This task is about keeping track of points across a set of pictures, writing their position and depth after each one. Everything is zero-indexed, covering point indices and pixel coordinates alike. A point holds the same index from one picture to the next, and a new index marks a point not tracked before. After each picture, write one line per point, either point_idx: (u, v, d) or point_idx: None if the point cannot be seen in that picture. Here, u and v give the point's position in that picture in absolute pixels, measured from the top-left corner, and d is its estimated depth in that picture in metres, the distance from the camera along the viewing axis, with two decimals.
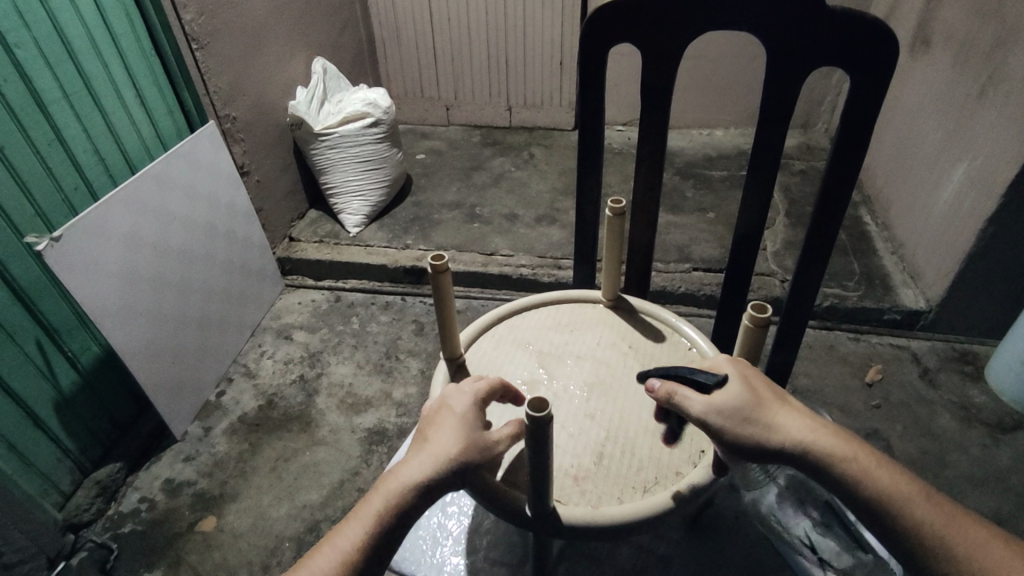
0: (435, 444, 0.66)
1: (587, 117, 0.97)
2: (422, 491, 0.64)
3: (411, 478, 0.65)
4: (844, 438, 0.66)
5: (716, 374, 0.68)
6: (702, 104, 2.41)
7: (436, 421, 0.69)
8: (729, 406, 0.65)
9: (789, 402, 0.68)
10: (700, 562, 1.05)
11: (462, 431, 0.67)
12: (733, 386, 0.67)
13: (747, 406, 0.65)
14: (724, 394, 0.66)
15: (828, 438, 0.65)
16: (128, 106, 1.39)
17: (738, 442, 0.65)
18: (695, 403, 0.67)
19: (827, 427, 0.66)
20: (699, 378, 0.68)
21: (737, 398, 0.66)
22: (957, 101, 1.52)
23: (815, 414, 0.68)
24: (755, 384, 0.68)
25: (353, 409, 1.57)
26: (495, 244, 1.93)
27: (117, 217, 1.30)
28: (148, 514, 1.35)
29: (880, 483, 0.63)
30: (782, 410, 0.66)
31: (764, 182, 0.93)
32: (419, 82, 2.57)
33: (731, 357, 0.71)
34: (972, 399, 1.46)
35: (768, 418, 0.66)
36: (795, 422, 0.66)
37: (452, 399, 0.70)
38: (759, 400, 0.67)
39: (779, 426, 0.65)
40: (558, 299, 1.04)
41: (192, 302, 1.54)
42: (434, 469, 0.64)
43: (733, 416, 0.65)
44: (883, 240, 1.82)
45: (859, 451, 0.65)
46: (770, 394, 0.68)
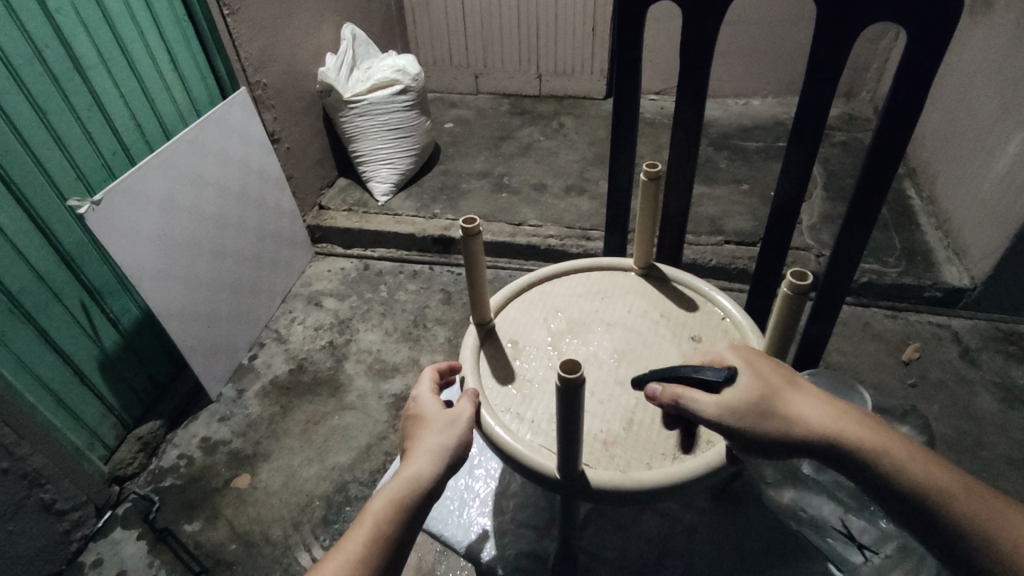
0: (422, 441, 0.70)
1: (623, 80, 0.94)
2: (431, 474, 0.68)
3: (411, 472, 0.67)
4: (870, 427, 0.64)
5: (720, 369, 0.66)
6: (739, 71, 2.32)
7: (412, 428, 0.73)
8: (741, 403, 0.64)
9: (805, 386, 0.67)
10: (727, 531, 1.04)
11: (437, 418, 0.72)
12: (741, 380, 0.65)
13: (762, 400, 0.64)
14: (735, 392, 0.65)
15: (855, 427, 0.63)
16: (162, 73, 1.40)
17: (759, 440, 0.64)
18: (706, 403, 0.64)
19: (851, 415, 0.64)
20: (706, 374, 0.66)
21: (748, 393, 0.64)
22: (1017, 67, 1.43)
23: (836, 401, 0.66)
24: (765, 372, 0.66)
25: (381, 375, 1.60)
26: (523, 215, 1.91)
27: (153, 182, 1.32)
28: (187, 469, 1.41)
29: (918, 464, 0.62)
30: (799, 400, 0.65)
31: (808, 150, 0.89)
32: (449, 49, 2.53)
33: (735, 346, 0.69)
34: (1015, 380, 1.41)
35: (788, 407, 0.64)
36: (816, 410, 0.64)
37: (414, 405, 0.75)
38: (772, 389, 0.65)
39: (801, 415, 0.64)
40: (589, 267, 1.03)
41: (225, 267, 1.57)
42: (433, 453, 0.69)
43: (748, 413, 0.63)
44: (927, 215, 1.75)
45: (887, 442, 0.63)
46: (783, 381, 0.66)
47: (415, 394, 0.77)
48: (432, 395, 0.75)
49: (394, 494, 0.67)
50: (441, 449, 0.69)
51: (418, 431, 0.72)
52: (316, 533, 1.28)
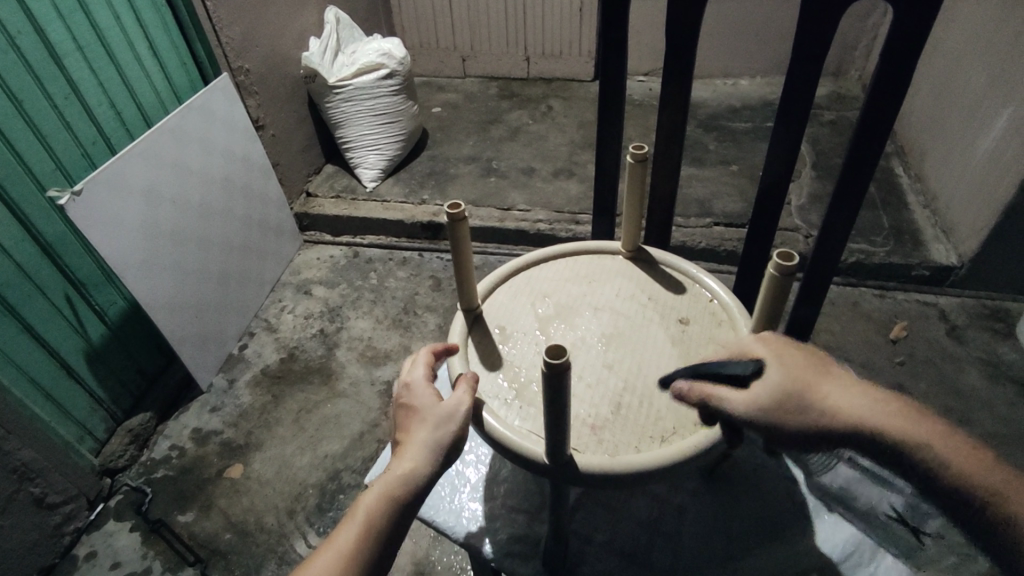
0: (416, 435, 0.70)
1: (609, 60, 0.92)
2: (424, 470, 0.67)
3: (398, 470, 0.67)
4: (905, 414, 0.64)
5: (751, 363, 0.65)
6: (728, 51, 2.30)
7: (406, 419, 0.72)
8: (775, 400, 0.63)
9: (837, 374, 0.66)
10: (716, 512, 1.05)
11: (430, 413, 0.71)
12: (773, 374, 0.64)
13: (796, 396, 0.63)
14: (768, 388, 0.64)
15: (890, 416, 0.63)
16: (140, 59, 1.37)
17: (796, 436, 0.64)
18: (737, 401, 0.64)
19: (886, 404, 0.64)
20: (737, 370, 0.65)
21: (781, 389, 0.63)
22: (1005, 43, 1.42)
23: (870, 388, 0.66)
24: (797, 363, 0.65)
25: (373, 362, 1.60)
26: (512, 200, 1.90)
27: (135, 171, 1.30)
28: (178, 460, 1.40)
29: (951, 453, 0.63)
30: (833, 392, 0.64)
31: (796, 129, 0.88)
32: (435, 32, 2.49)
33: (764, 339, 0.68)
34: (1001, 356, 1.43)
35: (822, 399, 0.63)
36: (851, 400, 0.63)
37: (406, 394, 0.74)
38: (803, 381, 0.64)
39: (836, 406, 0.63)
40: (577, 251, 1.03)
41: (212, 257, 1.56)
42: (427, 448, 0.68)
43: (783, 410, 0.63)
44: (916, 194, 1.75)
45: (921, 431, 0.63)
46: (817, 371, 0.65)
47: (406, 381, 0.75)
48: (423, 383, 0.74)
49: (385, 490, 0.67)
50: (435, 445, 0.69)
51: (408, 424, 0.71)
52: (311, 521, 1.28)
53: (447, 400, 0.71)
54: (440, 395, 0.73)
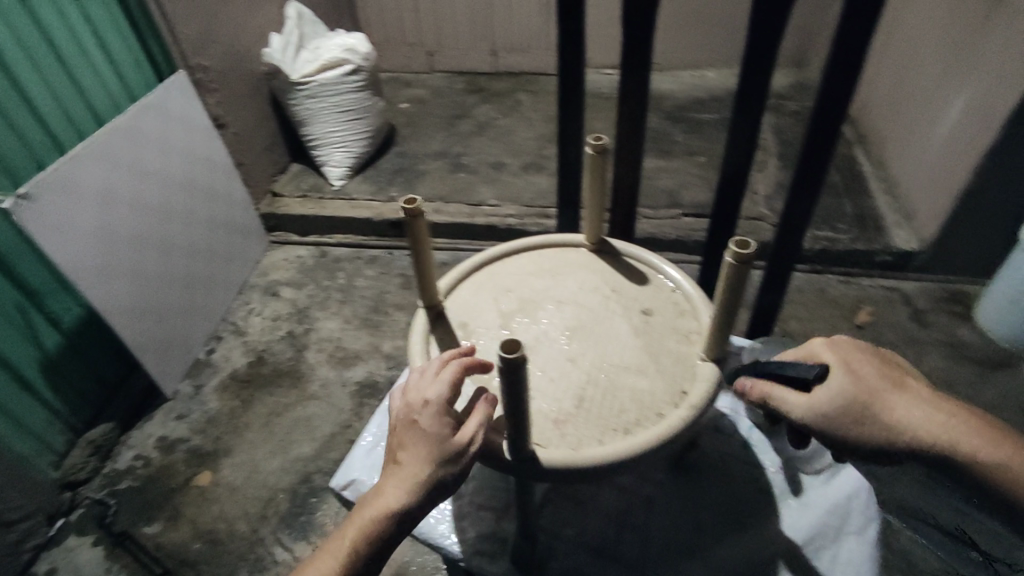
0: (411, 468, 0.65)
1: (568, 51, 0.91)
2: (411, 509, 0.64)
3: (390, 504, 0.64)
4: (969, 425, 0.66)
5: (815, 366, 0.69)
6: (693, 43, 2.31)
7: (407, 441, 0.66)
8: (834, 405, 0.67)
9: (902, 384, 0.69)
10: (684, 501, 1.06)
11: (432, 447, 0.65)
12: (835, 379, 0.68)
13: (856, 402, 0.67)
14: (828, 393, 0.68)
15: (952, 428, 0.65)
16: (91, 58, 1.32)
17: (853, 440, 0.68)
18: (797, 403, 0.69)
19: (950, 417, 0.66)
20: (799, 372, 0.69)
21: (841, 396, 0.67)
22: (959, 31, 1.45)
23: (936, 399, 0.68)
24: (862, 370, 0.68)
25: (343, 363, 1.57)
26: (481, 195, 1.89)
27: (89, 173, 1.26)
28: (144, 470, 1.36)
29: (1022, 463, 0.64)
30: (895, 401, 0.67)
31: (753, 118, 0.89)
32: (400, 27, 2.46)
33: (829, 343, 0.71)
34: (960, 338, 1.47)
35: (881, 407, 0.67)
36: (912, 412, 0.66)
37: (417, 412, 0.67)
38: (865, 389, 0.67)
39: (894, 415, 0.67)
40: (540, 244, 1.02)
41: (175, 260, 1.51)
42: (417, 486, 0.64)
43: (840, 414, 0.67)
44: (877, 181, 1.78)
45: (985, 442, 0.65)
46: (881, 379, 0.68)
47: (418, 395, 0.68)
48: (436, 407, 0.66)
49: (371, 521, 0.64)
50: (426, 484, 0.64)
51: (409, 449, 0.66)
52: (282, 526, 1.26)
53: (459, 437, 0.66)
54: (452, 424, 0.67)
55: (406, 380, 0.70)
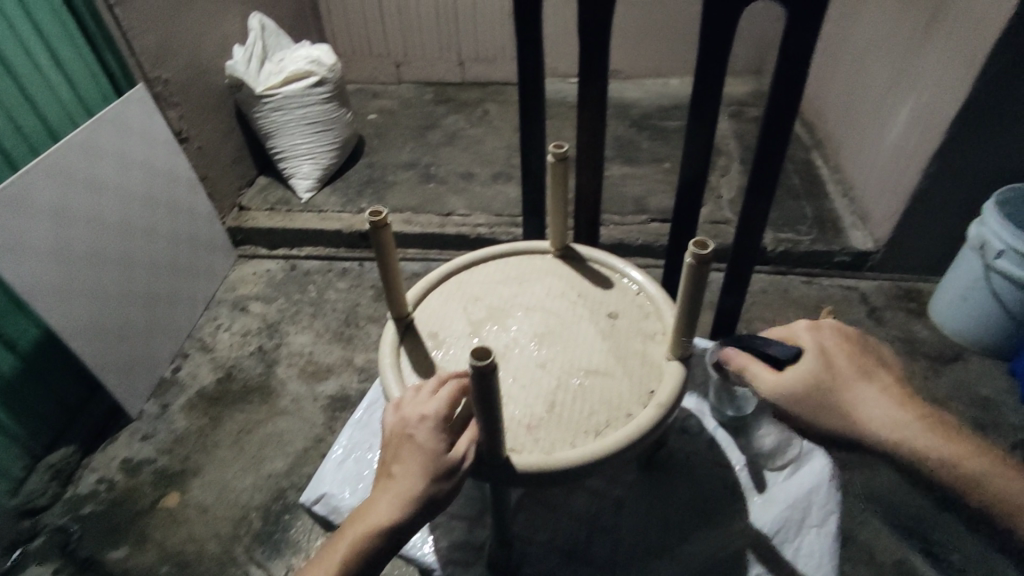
0: (403, 483, 0.65)
1: (528, 63, 0.93)
2: (403, 522, 0.65)
3: (380, 518, 0.65)
4: (927, 426, 0.70)
5: (792, 350, 0.75)
6: (657, 52, 2.37)
7: (401, 455, 0.66)
8: (804, 384, 0.73)
9: (872, 379, 0.73)
10: (654, 500, 1.07)
11: (426, 463, 0.65)
12: (809, 364, 0.73)
13: (824, 384, 0.72)
14: (801, 374, 0.74)
15: (911, 428, 0.69)
16: (42, 70, 1.28)
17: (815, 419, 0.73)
18: (765, 379, 0.75)
19: (910, 418, 0.70)
20: (775, 353, 0.75)
21: (813, 374, 0.73)
22: (904, 41, 1.53)
23: (903, 398, 0.72)
24: (835, 361, 0.74)
25: (314, 377, 1.55)
26: (451, 205, 1.89)
27: (42, 189, 1.23)
28: (108, 494, 1.32)
29: (965, 462, 0.69)
30: (862, 389, 0.72)
31: (708, 125, 0.92)
32: (366, 38, 2.46)
33: (810, 330, 0.77)
34: (916, 334, 1.52)
35: (847, 398, 0.72)
36: (875, 408, 0.71)
37: (412, 427, 0.67)
38: (835, 378, 0.73)
39: (858, 408, 0.71)
40: (507, 252, 1.03)
41: (137, 276, 1.48)
42: (408, 501, 0.64)
43: (808, 393, 0.73)
44: (835, 184, 1.85)
45: (938, 442, 0.69)
46: (852, 368, 0.73)
47: (414, 411, 0.68)
48: (430, 424, 0.66)
49: (364, 533, 0.65)
50: (417, 500, 0.64)
51: (401, 463, 0.66)
52: (254, 545, 1.23)
53: (451, 454, 0.66)
54: (446, 441, 0.67)
55: (402, 395, 0.71)
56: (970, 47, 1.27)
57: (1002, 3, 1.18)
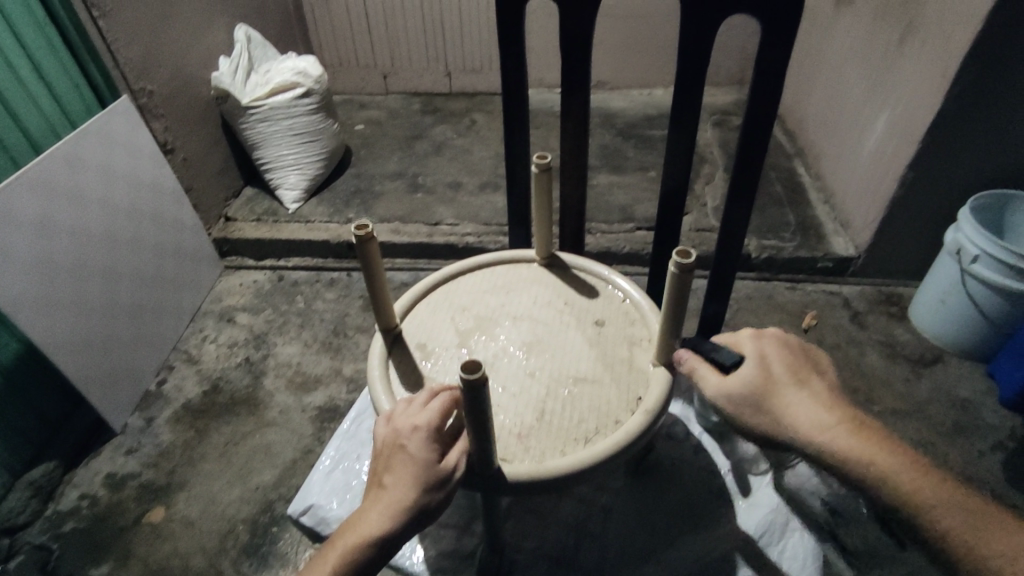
0: (395, 492, 0.64)
1: (511, 75, 0.94)
2: (394, 532, 0.64)
3: (372, 529, 0.64)
4: (856, 432, 0.69)
5: (734, 355, 0.75)
6: (641, 63, 2.40)
7: (394, 465, 0.66)
8: (739, 389, 0.73)
9: (807, 385, 0.73)
10: (643, 505, 1.08)
11: (418, 472, 0.65)
12: (748, 369, 0.74)
13: (759, 390, 0.73)
14: (737, 378, 0.74)
15: (838, 433, 0.69)
16: (25, 82, 1.28)
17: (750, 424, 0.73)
18: (711, 383, 0.76)
19: (838, 423, 0.69)
20: (719, 357, 0.76)
21: (748, 380, 0.73)
22: (879, 52, 1.56)
23: (835, 406, 0.71)
24: (773, 366, 0.74)
25: (302, 388, 1.54)
26: (439, 214, 1.90)
27: (24, 202, 1.22)
28: (90, 510, 1.30)
29: (896, 469, 0.67)
30: (794, 397, 0.72)
31: (689, 135, 0.93)
32: (353, 49, 2.47)
33: (756, 336, 0.77)
34: (897, 338, 1.55)
35: (779, 404, 0.72)
36: (806, 412, 0.71)
37: (404, 437, 0.67)
38: (771, 383, 0.73)
39: (789, 412, 0.71)
40: (493, 262, 1.04)
41: (121, 289, 1.47)
42: (399, 510, 0.64)
43: (743, 398, 0.73)
44: (817, 192, 1.88)
45: (867, 447, 0.68)
46: (786, 378, 0.73)
47: (406, 421, 0.68)
48: (423, 434, 0.67)
49: (354, 544, 0.64)
50: (409, 509, 0.64)
51: (394, 473, 0.66)
52: (241, 558, 1.22)
53: (443, 463, 0.66)
54: (438, 451, 0.67)
55: (393, 407, 0.71)
56: (942, 58, 1.30)
57: (971, 15, 1.21)
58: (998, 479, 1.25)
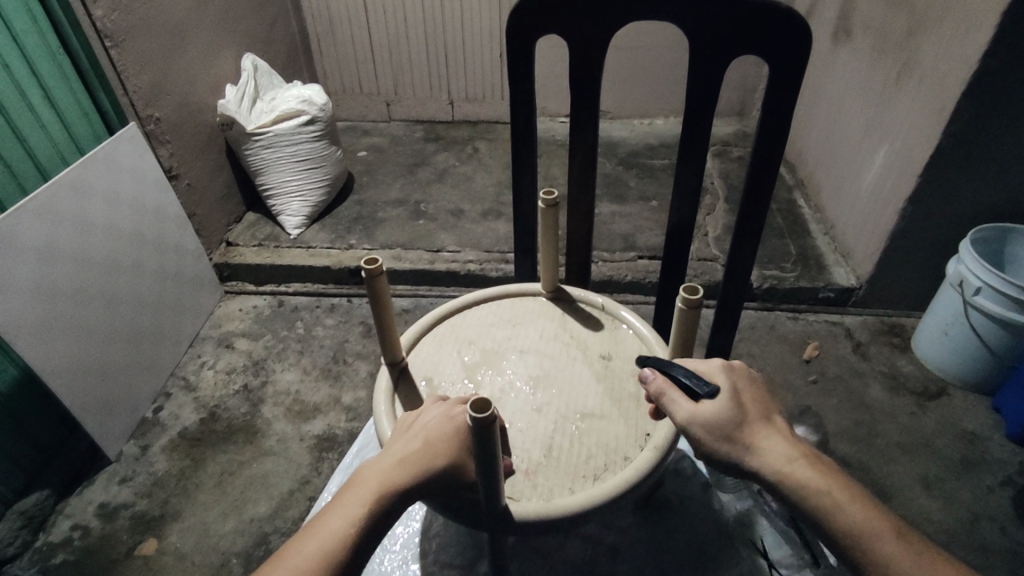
0: (430, 448, 0.64)
1: (520, 109, 0.95)
2: (414, 496, 0.63)
3: (400, 481, 0.62)
4: (819, 469, 0.66)
5: (709, 383, 0.69)
6: (641, 94, 2.43)
7: (432, 427, 0.66)
8: (711, 419, 0.67)
9: (774, 422, 0.69)
10: (650, 544, 1.06)
11: (455, 436, 0.65)
12: (723, 398, 0.68)
13: (732, 422, 0.67)
14: (711, 407, 0.67)
15: (802, 468, 0.65)
16: (35, 110, 1.29)
17: (716, 457, 0.67)
18: (683, 410, 0.68)
19: (799, 455, 0.66)
20: (694, 384, 0.69)
21: (723, 412, 0.67)
22: (877, 87, 1.59)
23: (795, 440, 0.68)
24: (743, 398, 0.69)
25: (300, 416, 1.52)
26: (441, 242, 1.91)
27: (28, 228, 1.21)
28: (81, 542, 1.27)
29: (857, 506, 0.64)
30: (764, 433, 0.67)
31: (694, 171, 0.94)
32: (358, 78, 2.51)
33: (726, 365, 0.72)
34: (901, 370, 1.54)
35: (750, 438, 0.67)
36: (775, 446, 0.67)
37: (446, 411, 0.68)
38: (743, 415, 0.68)
39: (759, 447, 0.66)
40: (499, 295, 1.04)
41: (122, 314, 1.46)
42: (424, 473, 0.62)
43: (718, 429, 0.67)
44: (817, 222, 1.90)
45: (830, 483, 0.65)
46: (755, 414, 0.69)
47: (448, 403, 0.70)
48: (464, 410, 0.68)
49: (371, 500, 0.61)
50: (439, 469, 0.63)
51: (430, 433, 0.66)
52: None
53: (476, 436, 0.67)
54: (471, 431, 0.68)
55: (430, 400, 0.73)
56: (940, 95, 1.33)
57: (968, 55, 1.24)
58: (1007, 515, 1.23)
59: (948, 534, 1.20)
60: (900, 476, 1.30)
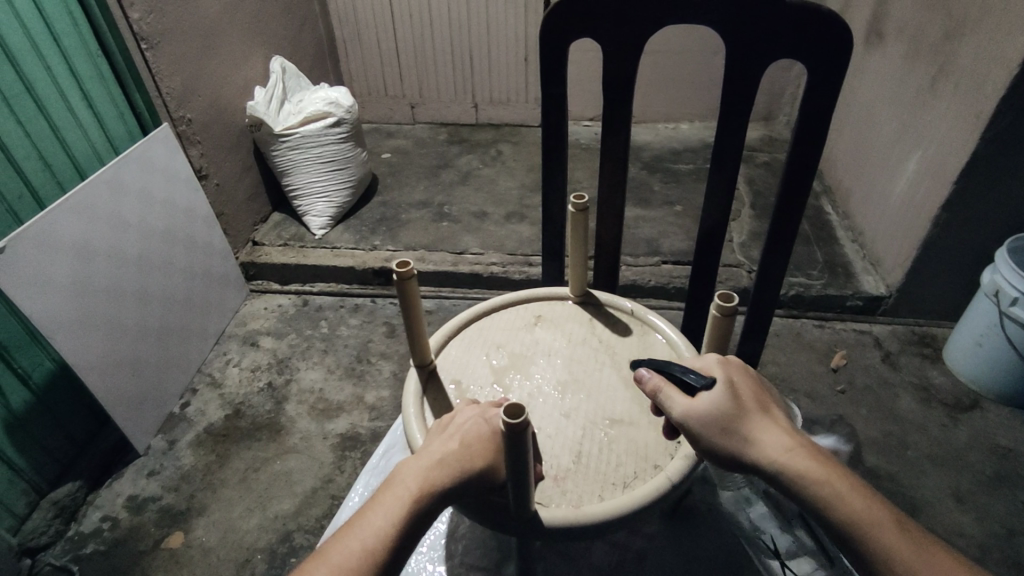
0: (467, 450, 0.64)
1: (551, 113, 0.95)
2: (453, 497, 0.63)
3: (439, 483, 0.62)
4: (820, 460, 0.64)
5: (704, 377, 0.69)
6: (666, 98, 2.42)
7: (466, 429, 0.67)
8: (709, 412, 0.66)
9: (772, 414, 0.68)
10: (678, 554, 1.05)
11: (491, 440, 0.66)
12: (718, 389, 0.67)
13: (728, 414, 0.66)
14: (707, 400, 0.67)
15: (804, 459, 0.64)
16: (74, 110, 1.33)
17: (715, 451, 0.66)
18: (677, 405, 0.68)
19: (800, 446, 0.65)
20: (690, 379, 0.69)
21: (719, 405, 0.66)
22: (911, 92, 1.56)
23: (794, 432, 0.67)
24: (740, 391, 0.68)
25: (324, 415, 1.54)
26: (464, 243, 1.91)
27: (68, 224, 1.25)
28: (111, 533, 1.30)
29: (885, 514, 0.62)
30: (762, 425, 0.66)
31: (726, 175, 0.93)
32: (384, 81, 2.53)
33: (722, 359, 0.71)
34: (932, 381, 1.51)
35: (746, 431, 0.66)
36: (773, 437, 0.65)
37: (478, 412, 0.69)
38: (740, 406, 0.67)
39: (757, 439, 0.65)
40: (527, 298, 1.03)
41: (152, 310, 1.49)
42: (461, 476, 0.63)
43: (715, 422, 0.66)
44: (845, 229, 1.87)
45: (834, 476, 0.63)
46: (752, 406, 0.68)
47: (477, 405, 0.71)
48: (496, 414, 0.69)
49: (410, 501, 0.61)
50: (475, 472, 0.63)
51: (465, 435, 0.66)
52: None
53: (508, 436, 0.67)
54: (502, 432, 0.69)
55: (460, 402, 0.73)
56: (977, 100, 1.30)
57: (1007, 59, 1.21)
58: None
59: (981, 550, 1.17)
60: (930, 489, 1.28)
